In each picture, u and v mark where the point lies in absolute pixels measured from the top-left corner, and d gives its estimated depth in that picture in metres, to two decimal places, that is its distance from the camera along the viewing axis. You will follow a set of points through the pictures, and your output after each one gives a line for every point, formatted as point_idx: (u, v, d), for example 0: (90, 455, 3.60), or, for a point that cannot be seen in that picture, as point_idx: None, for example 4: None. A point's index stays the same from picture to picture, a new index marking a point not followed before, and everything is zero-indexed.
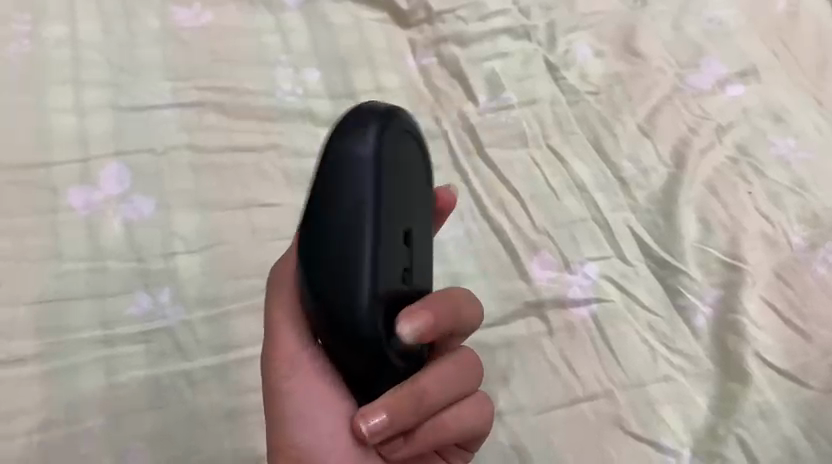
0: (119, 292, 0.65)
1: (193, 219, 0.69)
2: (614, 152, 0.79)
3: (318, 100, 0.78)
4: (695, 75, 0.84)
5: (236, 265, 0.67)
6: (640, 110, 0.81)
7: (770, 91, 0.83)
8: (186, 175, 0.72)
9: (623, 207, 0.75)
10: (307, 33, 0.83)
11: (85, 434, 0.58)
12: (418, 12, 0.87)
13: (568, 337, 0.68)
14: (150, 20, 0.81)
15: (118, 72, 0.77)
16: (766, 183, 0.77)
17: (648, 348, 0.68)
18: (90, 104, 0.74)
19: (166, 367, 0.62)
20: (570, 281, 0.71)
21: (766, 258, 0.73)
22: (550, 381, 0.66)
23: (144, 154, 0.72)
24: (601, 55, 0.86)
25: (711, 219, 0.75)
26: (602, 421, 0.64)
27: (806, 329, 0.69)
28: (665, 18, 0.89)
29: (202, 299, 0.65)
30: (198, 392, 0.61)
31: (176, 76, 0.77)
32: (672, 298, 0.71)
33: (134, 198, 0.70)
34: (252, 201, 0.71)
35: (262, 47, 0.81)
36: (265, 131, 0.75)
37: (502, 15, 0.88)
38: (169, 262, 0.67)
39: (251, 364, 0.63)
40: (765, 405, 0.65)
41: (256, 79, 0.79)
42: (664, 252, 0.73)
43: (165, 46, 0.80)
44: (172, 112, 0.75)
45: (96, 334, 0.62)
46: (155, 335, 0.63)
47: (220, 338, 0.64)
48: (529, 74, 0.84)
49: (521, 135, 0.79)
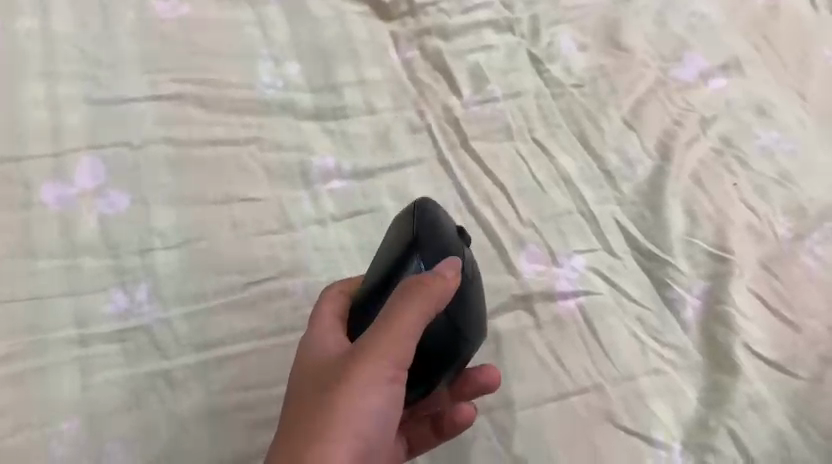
0: (96, 290, 0.63)
1: (171, 215, 0.67)
2: (600, 146, 0.78)
3: (300, 93, 0.78)
4: (678, 68, 0.86)
5: (217, 262, 0.65)
6: (625, 104, 0.82)
7: (751, 84, 0.85)
8: (165, 169, 0.70)
9: (610, 200, 0.75)
10: (289, 27, 0.83)
11: (59, 437, 0.56)
12: (400, 5, 0.87)
13: (556, 330, 0.66)
14: (127, 11, 0.80)
15: (94, 66, 0.76)
16: (751, 175, 0.77)
17: (638, 340, 0.66)
18: (65, 98, 0.73)
19: (143, 368, 0.59)
20: (557, 273, 0.69)
21: (753, 250, 0.72)
22: (538, 375, 0.63)
23: (120, 148, 0.70)
24: (585, 48, 0.86)
25: (698, 211, 0.74)
26: (592, 416, 0.62)
27: (794, 320, 0.68)
28: (647, 13, 0.90)
29: (180, 296, 0.63)
30: (178, 391, 0.59)
31: (153, 69, 0.76)
32: (661, 290, 0.70)
33: (110, 192, 0.68)
34: (233, 195, 0.69)
35: (243, 39, 0.81)
36: (245, 125, 0.74)
37: (485, 8, 0.88)
38: (146, 258, 0.65)
39: (231, 363, 0.60)
40: (757, 397, 0.64)
41: (238, 72, 0.78)
42: (652, 245, 0.72)
43: (143, 38, 0.79)
44: (149, 107, 0.74)
45: (70, 334, 0.60)
46: (132, 334, 0.61)
47: (201, 335, 0.61)
48: (513, 68, 0.84)
49: (506, 128, 0.79)
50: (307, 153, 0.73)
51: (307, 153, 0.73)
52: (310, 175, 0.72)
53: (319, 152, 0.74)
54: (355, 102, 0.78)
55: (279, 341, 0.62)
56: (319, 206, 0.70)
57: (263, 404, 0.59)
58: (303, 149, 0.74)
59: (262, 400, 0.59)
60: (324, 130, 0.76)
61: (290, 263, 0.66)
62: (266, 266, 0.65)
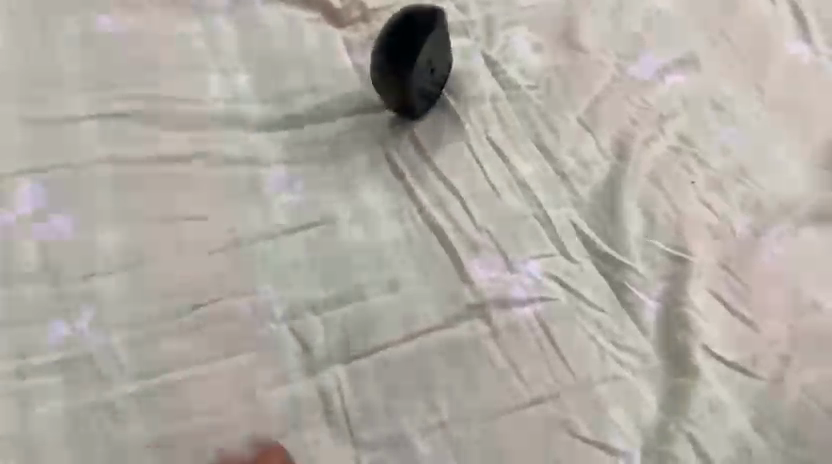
0: (36, 321, 0.61)
1: (115, 237, 0.66)
2: (556, 148, 0.77)
3: (249, 104, 0.76)
4: (635, 65, 0.85)
5: (162, 284, 0.64)
6: (581, 104, 0.81)
7: (707, 78, 0.85)
8: (108, 190, 0.68)
9: (566, 203, 0.74)
10: (236, 36, 0.81)
11: None
12: (352, 10, 0.85)
13: (513, 339, 0.65)
14: (67, 25, 0.78)
15: (33, 85, 0.74)
16: (708, 172, 0.77)
17: (596, 345, 0.65)
18: (4, 120, 0.71)
19: (86, 398, 0.58)
20: (512, 280, 0.68)
21: (711, 249, 0.72)
22: (495, 385, 0.62)
23: (61, 171, 0.69)
24: (541, 49, 0.85)
25: (655, 212, 0.73)
26: (550, 426, 0.61)
27: (753, 319, 0.68)
28: (604, 8, 0.89)
29: (125, 322, 0.61)
30: (125, 420, 0.57)
31: (96, 87, 0.74)
32: (619, 293, 0.69)
33: (52, 217, 0.66)
34: (181, 214, 0.68)
35: (188, 52, 0.79)
36: (192, 140, 0.73)
37: (439, 10, 0.87)
38: (89, 284, 0.63)
39: (179, 389, 0.59)
40: (716, 400, 0.63)
41: (183, 85, 0.76)
42: (609, 247, 0.71)
43: (84, 54, 0.77)
44: (92, 126, 0.72)
45: (9, 368, 0.59)
46: (75, 363, 0.59)
47: (147, 361, 0.60)
48: (468, 70, 0.83)
49: (461, 132, 0.78)
50: (258, 166, 0.72)
51: (257, 166, 0.72)
52: (261, 188, 0.71)
53: (270, 164, 0.73)
54: (306, 110, 0.77)
55: (228, 364, 0.60)
56: (270, 219, 0.69)
57: (213, 430, 0.57)
58: (252, 162, 0.72)
59: (210, 426, 0.58)
60: (275, 139, 0.75)
61: (239, 281, 0.64)
62: (213, 286, 0.64)
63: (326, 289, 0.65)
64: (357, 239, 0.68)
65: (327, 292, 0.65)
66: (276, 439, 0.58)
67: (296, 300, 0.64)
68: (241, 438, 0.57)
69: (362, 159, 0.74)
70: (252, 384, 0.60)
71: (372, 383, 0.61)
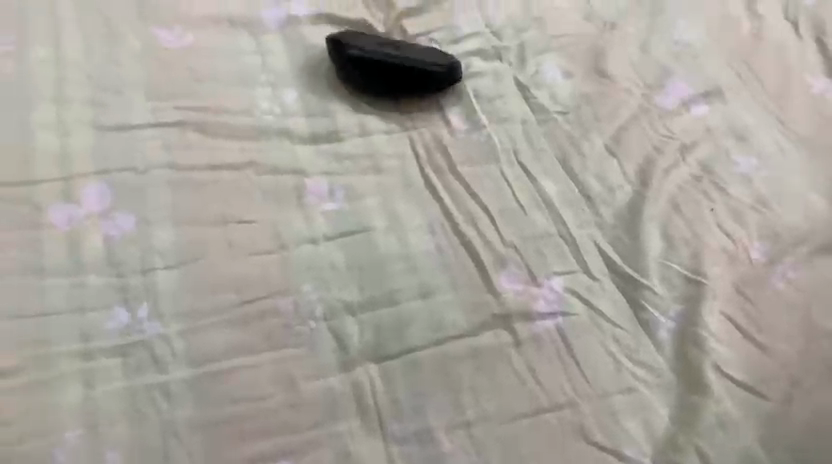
0: (99, 307, 0.67)
1: (172, 236, 0.71)
2: (582, 171, 0.82)
3: (295, 118, 0.82)
4: (661, 95, 0.89)
5: (212, 281, 0.69)
6: (608, 130, 0.85)
7: (730, 110, 0.89)
8: (167, 192, 0.74)
9: (590, 224, 0.78)
10: (286, 55, 0.88)
11: (62, 445, 0.59)
12: (393, 34, 0.93)
13: (534, 348, 0.69)
14: (132, 40, 0.85)
15: (101, 91, 0.80)
16: (727, 200, 0.80)
17: (613, 359, 0.69)
18: (73, 122, 0.77)
19: (142, 380, 0.63)
20: (535, 294, 0.72)
21: (727, 274, 0.75)
22: (515, 391, 0.66)
23: (124, 172, 0.75)
24: (570, 75, 0.90)
25: (674, 235, 0.77)
26: (566, 432, 0.65)
27: (764, 342, 0.71)
28: (633, 41, 0.95)
29: (178, 313, 0.67)
30: (175, 403, 0.62)
31: (158, 96, 0.81)
32: (637, 311, 0.72)
33: (116, 215, 0.72)
34: (231, 217, 0.73)
35: (242, 67, 0.85)
36: (243, 150, 0.78)
37: (475, 37, 0.93)
38: (148, 277, 0.69)
39: (225, 378, 0.64)
40: (725, 416, 0.66)
41: (236, 98, 0.82)
42: (629, 267, 0.75)
43: (147, 65, 0.83)
44: (153, 132, 0.78)
45: (73, 348, 0.64)
46: (133, 348, 0.65)
47: (198, 351, 0.65)
48: (500, 94, 0.88)
49: (492, 152, 0.82)
50: (302, 176, 0.78)
51: (301, 176, 0.78)
52: (304, 197, 0.76)
53: (312, 175, 0.78)
54: (349, 126, 0.83)
55: (271, 358, 0.65)
56: (312, 226, 0.74)
57: (253, 418, 0.62)
58: (297, 172, 0.78)
59: (250, 414, 0.62)
60: (319, 152, 0.80)
61: (282, 283, 0.70)
62: (259, 285, 0.69)
63: (361, 294, 0.70)
64: (391, 248, 0.73)
65: (363, 296, 0.70)
66: (311, 429, 0.62)
67: (334, 303, 0.69)
68: (279, 427, 0.62)
69: (398, 174, 0.80)
70: (292, 377, 0.65)
71: (402, 383, 0.66)
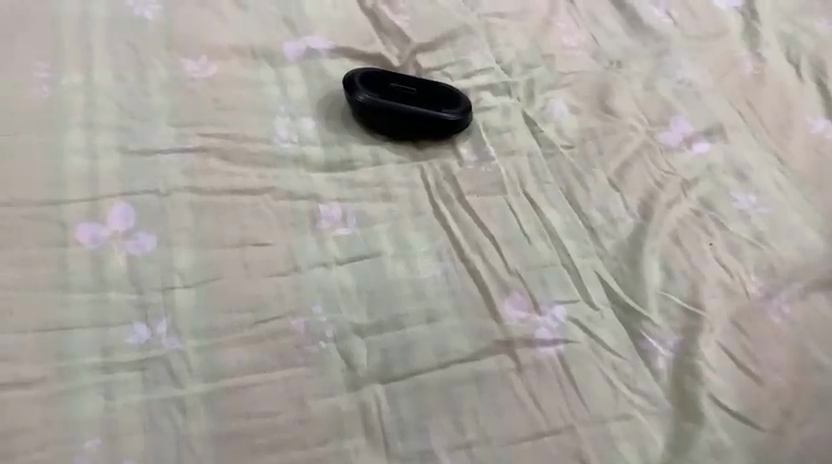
0: (120, 323, 0.70)
1: (191, 256, 0.75)
2: (586, 203, 0.85)
3: (312, 146, 0.86)
4: (665, 132, 0.93)
5: (228, 300, 0.72)
6: (611, 164, 0.88)
7: (730, 148, 0.92)
8: (188, 214, 0.78)
9: (592, 254, 0.81)
10: (305, 86, 0.92)
11: (80, 454, 0.62)
12: (408, 68, 0.97)
13: (535, 373, 0.71)
14: (159, 69, 0.90)
15: (128, 117, 0.85)
16: (726, 235, 0.83)
17: (611, 386, 0.71)
18: (101, 146, 0.82)
19: (158, 394, 0.66)
20: (538, 321, 0.75)
21: (724, 306, 0.78)
22: (515, 414, 0.69)
23: (148, 194, 0.79)
24: (577, 111, 0.94)
25: (673, 267, 0.80)
26: (563, 455, 0.67)
27: (759, 373, 0.73)
28: (638, 79, 0.99)
29: (195, 330, 0.70)
30: (189, 416, 0.65)
31: (183, 123, 0.85)
32: (635, 340, 0.75)
33: (139, 234, 0.76)
34: (248, 239, 0.77)
35: (263, 97, 0.89)
36: (261, 175, 0.82)
37: (486, 72, 0.97)
38: (167, 295, 0.72)
39: (237, 393, 0.67)
40: (718, 445, 0.68)
41: (257, 126, 0.86)
42: (628, 297, 0.78)
43: (174, 93, 0.88)
44: (176, 157, 0.82)
45: (94, 361, 0.67)
46: (151, 363, 0.68)
47: (212, 367, 0.68)
48: (509, 127, 0.91)
49: (499, 183, 0.86)
50: (317, 202, 0.81)
51: (316, 201, 0.81)
52: (318, 222, 0.80)
53: (326, 201, 0.81)
54: (363, 155, 0.86)
55: (282, 376, 0.68)
56: (324, 249, 0.77)
57: (263, 432, 0.65)
58: (313, 197, 0.81)
59: (260, 429, 0.65)
60: (333, 179, 0.84)
61: (295, 304, 0.73)
62: (273, 305, 0.72)
63: (370, 316, 0.73)
64: (400, 273, 0.77)
65: (372, 319, 0.73)
66: (317, 445, 0.65)
67: (344, 324, 0.72)
68: (287, 442, 0.65)
69: (408, 202, 0.83)
70: (301, 395, 0.67)
71: (406, 404, 0.68)
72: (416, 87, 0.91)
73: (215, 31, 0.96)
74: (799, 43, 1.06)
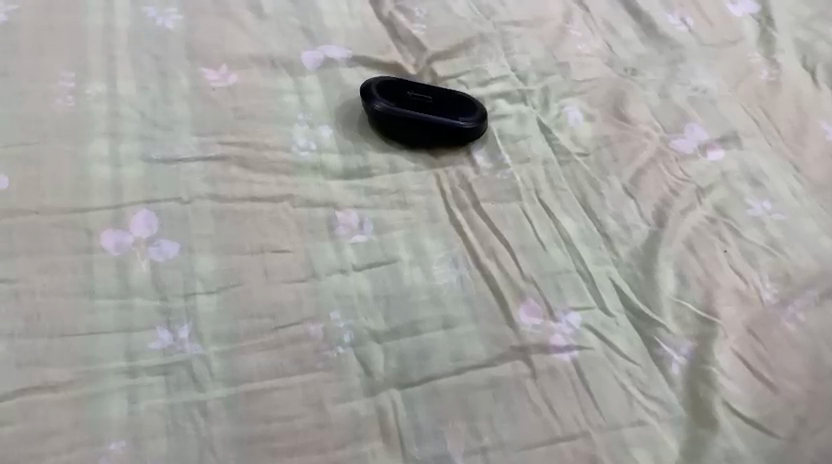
0: (144, 329, 0.72)
1: (212, 262, 0.77)
2: (600, 210, 0.86)
3: (329, 154, 0.88)
4: (679, 139, 0.93)
5: (249, 306, 0.74)
6: (626, 172, 0.89)
7: (745, 155, 0.92)
8: (210, 221, 0.80)
9: (606, 261, 0.81)
10: (323, 95, 0.94)
11: (106, 456, 0.64)
12: (424, 76, 0.98)
13: (549, 379, 0.72)
14: (181, 79, 0.92)
15: (151, 126, 0.87)
16: (740, 242, 0.83)
17: (625, 392, 0.72)
18: (125, 155, 0.84)
19: (181, 397, 0.68)
20: (552, 327, 0.76)
21: (739, 313, 0.78)
22: (530, 419, 0.70)
23: (170, 202, 0.80)
24: (592, 118, 0.95)
25: (688, 275, 0.80)
26: (578, 460, 0.68)
27: (773, 380, 0.74)
28: (653, 86, 0.99)
29: (217, 336, 0.72)
30: (211, 420, 0.67)
31: (204, 131, 0.87)
32: (650, 346, 0.75)
33: (162, 241, 0.77)
34: (267, 246, 0.78)
35: (282, 106, 0.91)
36: (280, 183, 0.84)
37: (501, 80, 0.98)
38: (189, 301, 0.74)
39: (257, 397, 0.68)
40: (733, 451, 0.69)
41: (276, 134, 0.88)
42: (643, 304, 0.78)
43: (195, 102, 0.90)
44: (198, 166, 0.84)
45: (119, 365, 0.69)
46: (174, 367, 0.69)
47: (233, 371, 0.70)
48: (524, 134, 0.92)
49: (514, 190, 0.87)
50: (334, 209, 0.83)
51: (334, 208, 0.83)
52: (336, 229, 0.81)
53: (344, 208, 0.83)
54: (379, 163, 0.88)
55: (301, 380, 0.70)
56: (342, 256, 0.79)
57: (283, 436, 0.66)
58: (331, 205, 0.83)
59: (280, 432, 0.67)
60: (350, 186, 0.85)
61: (313, 310, 0.74)
62: (292, 311, 0.74)
63: (387, 323, 0.74)
64: (417, 280, 0.78)
65: (388, 325, 0.74)
66: (335, 449, 0.66)
67: (361, 330, 0.73)
68: (305, 445, 0.66)
69: (424, 209, 0.84)
70: (320, 399, 0.69)
71: (423, 409, 0.69)
72: (432, 95, 0.92)
73: (235, 41, 0.97)
74: (814, 49, 1.06)
